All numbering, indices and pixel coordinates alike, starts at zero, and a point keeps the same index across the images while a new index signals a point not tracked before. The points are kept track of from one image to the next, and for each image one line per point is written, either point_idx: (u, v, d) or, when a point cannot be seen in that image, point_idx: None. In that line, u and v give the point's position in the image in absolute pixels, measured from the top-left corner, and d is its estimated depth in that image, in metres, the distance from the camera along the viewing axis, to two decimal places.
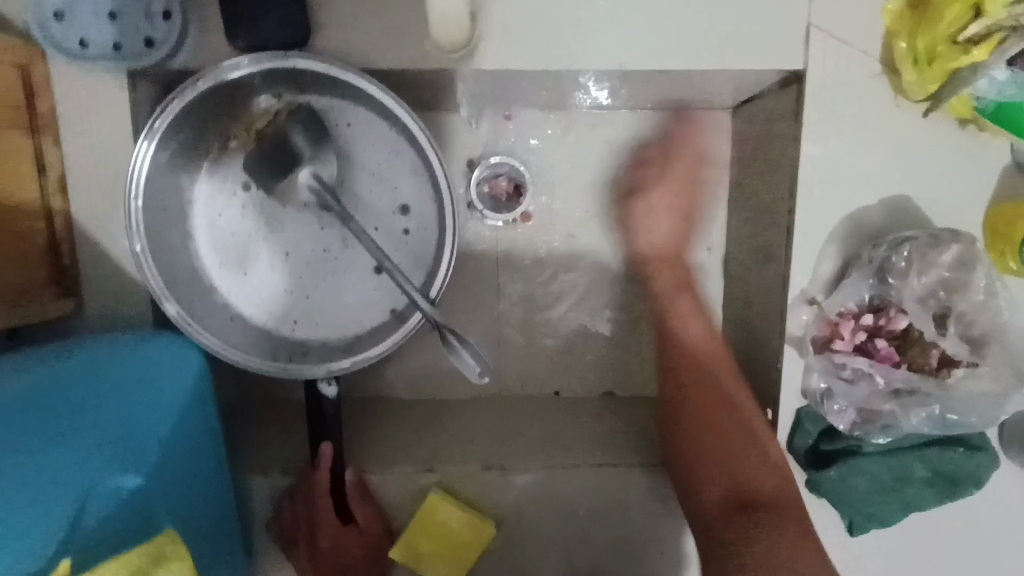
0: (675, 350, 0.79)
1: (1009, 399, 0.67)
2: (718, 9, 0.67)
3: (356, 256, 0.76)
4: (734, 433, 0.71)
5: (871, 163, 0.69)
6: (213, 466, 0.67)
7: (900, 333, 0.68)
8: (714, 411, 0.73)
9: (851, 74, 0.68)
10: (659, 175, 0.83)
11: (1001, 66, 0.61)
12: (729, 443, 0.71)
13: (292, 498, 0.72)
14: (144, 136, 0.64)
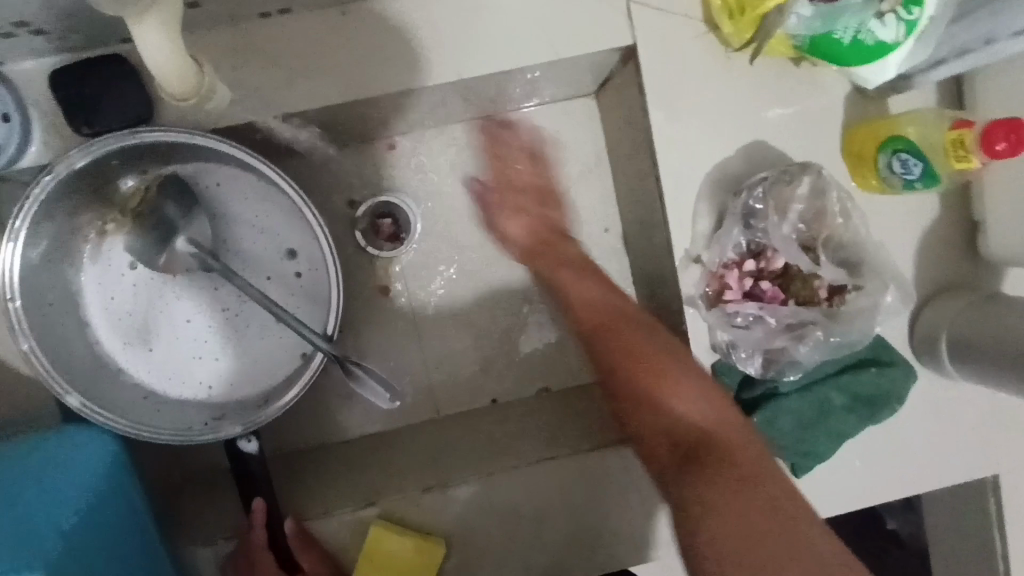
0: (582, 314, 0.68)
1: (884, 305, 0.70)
2: (539, 4, 0.70)
3: (255, 310, 0.78)
4: (670, 388, 0.62)
5: (720, 117, 0.72)
6: (130, 565, 0.64)
7: (779, 271, 0.71)
8: (645, 357, 0.63)
9: (680, 38, 0.71)
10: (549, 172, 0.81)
11: (803, 2, 0.62)
12: (664, 403, 0.61)
13: (238, 563, 0.72)
14: (8, 239, 0.64)
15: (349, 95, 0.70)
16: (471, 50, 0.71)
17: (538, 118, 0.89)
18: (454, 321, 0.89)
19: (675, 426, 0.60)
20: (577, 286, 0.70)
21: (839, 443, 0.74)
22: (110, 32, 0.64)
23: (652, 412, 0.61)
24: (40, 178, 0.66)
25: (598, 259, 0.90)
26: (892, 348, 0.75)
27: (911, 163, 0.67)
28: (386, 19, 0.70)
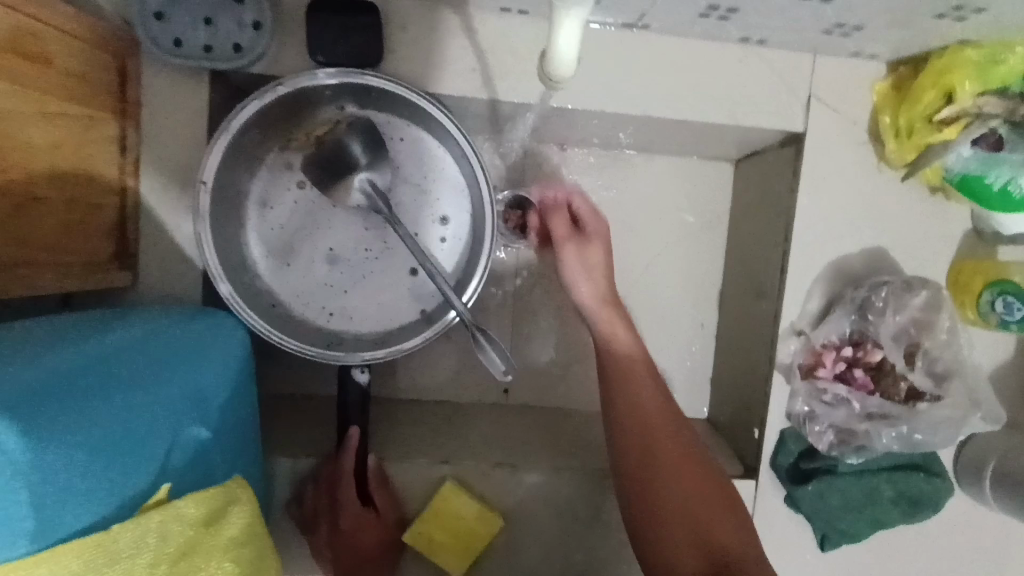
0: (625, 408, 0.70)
1: (965, 424, 0.77)
2: (733, 74, 0.78)
3: (394, 258, 0.83)
4: (698, 507, 0.63)
5: (854, 217, 0.80)
6: (252, 444, 0.69)
7: (875, 365, 0.78)
8: (675, 470, 0.65)
9: (843, 140, 0.79)
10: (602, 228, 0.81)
11: (966, 145, 0.72)
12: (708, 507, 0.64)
13: (316, 485, 0.76)
14: (221, 131, 0.69)
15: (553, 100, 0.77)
16: (665, 94, 0.78)
17: (678, 167, 0.97)
18: (547, 324, 0.96)
19: (702, 518, 0.63)
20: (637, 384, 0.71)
21: (873, 531, 0.81)
22: None
23: (683, 498, 0.64)
24: (264, 86, 0.71)
25: (691, 308, 0.99)
26: (937, 459, 0.83)
27: (1015, 305, 0.76)
28: (605, 44, 0.77)
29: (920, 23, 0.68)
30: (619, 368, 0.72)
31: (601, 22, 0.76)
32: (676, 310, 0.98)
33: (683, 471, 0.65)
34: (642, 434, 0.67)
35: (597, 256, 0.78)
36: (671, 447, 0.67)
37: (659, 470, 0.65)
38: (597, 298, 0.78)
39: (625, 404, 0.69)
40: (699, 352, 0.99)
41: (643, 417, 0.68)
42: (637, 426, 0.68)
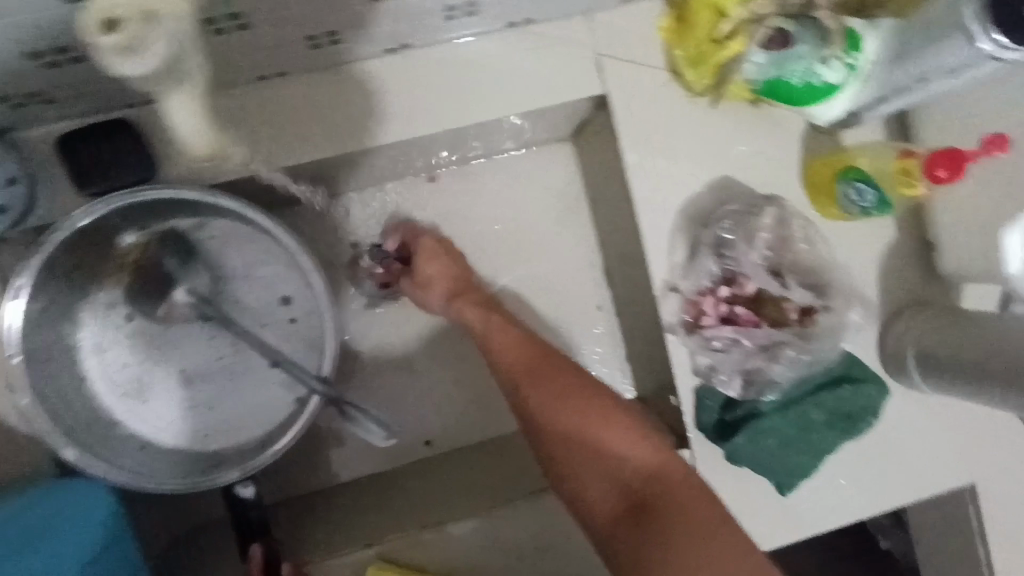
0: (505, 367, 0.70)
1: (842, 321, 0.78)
2: (515, 60, 0.76)
3: (248, 358, 0.79)
4: (611, 467, 0.62)
5: (687, 156, 0.77)
6: None
7: (751, 296, 0.76)
8: (576, 432, 0.63)
9: (647, 86, 0.76)
10: (432, 240, 0.84)
11: (756, 51, 0.69)
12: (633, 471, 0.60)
13: None
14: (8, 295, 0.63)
15: (336, 147, 0.74)
16: (454, 104, 0.76)
17: (520, 161, 0.94)
18: (445, 361, 0.92)
19: (616, 473, 0.61)
20: (502, 347, 0.71)
21: (820, 457, 0.78)
22: (114, 100, 0.68)
23: (597, 463, 0.62)
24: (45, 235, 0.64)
25: (582, 294, 0.95)
26: (861, 364, 0.79)
27: (865, 192, 0.72)
28: (376, 76, 0.74)
29: None
30: (491, 344, 0.72)
31: (362, 56, 0.73)
32: (569, 301, 0.95)
33: (589, 435, 0.63)
34: (540, 404, 0.65)
35: (434, 264, 0.82)
36: (572, 415, 0.64)
37: (567, 438, 0.63)
38: (445, 291, 0.81)
39: (520, 380, 0.68)
40: (608, 334, 0.96)
41: (545, 388, 0.66)
42: (541, 398, 0.66)
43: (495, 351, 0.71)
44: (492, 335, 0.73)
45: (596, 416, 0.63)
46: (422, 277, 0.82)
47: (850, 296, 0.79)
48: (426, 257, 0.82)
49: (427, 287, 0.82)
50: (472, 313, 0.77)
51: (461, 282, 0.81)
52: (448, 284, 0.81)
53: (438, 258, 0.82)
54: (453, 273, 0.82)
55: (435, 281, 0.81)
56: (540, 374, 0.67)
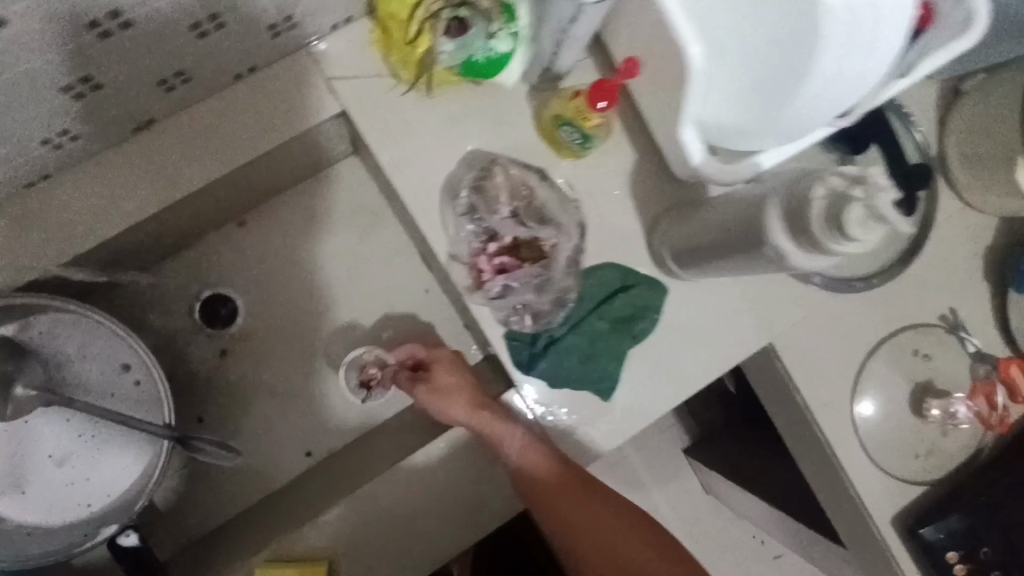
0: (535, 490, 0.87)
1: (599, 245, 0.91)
2: (254, 102, 0.84)
3: (107, 426, 0.87)
4: (584, 530, 0.88)
5: (431, 141, 0.87)
6: None
7: (510, 245, 0.90)
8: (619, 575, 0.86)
9: (376, 93, 0.86)
10: (444, 359, 0.95)
11: (443, 41, 0.79)
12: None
13: None
14: None
15: (108, 228, 0.81)
16: (211, 154, 0.83)
17: (317, 186, 1.04)
18: (303, 378, 1.03)
19: None
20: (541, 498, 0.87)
21: (622, 361, 0.90)
22: None
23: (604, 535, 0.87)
24: None
25: (408, 284, 1.06)
26: (636, 273, 0.92)
27: (573, 130, 0.85)
28: (131, 156, 0.82)
29: None
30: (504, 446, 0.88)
31: (113, 140, 0.81)
32: (397, 294, 1.06)
33: (565, 514, 0.88)
34: (537, 482, 0.86)
35: (448, 374, 0.93)
36: (571, 506, 0.87)
37: (553, 518, 0.88)
38: (467, 409, 0.90)
39: (519, 474, 0.87)
40: (442, 312, 1.07)
41: (550, 469, 0.86)
42: (544, 481, 0.86)
43: (523, 475, 0.87)
44: (499, 434, 0.88)
45: (578, 498, 0.87)
46: (440, 386, 0.92)
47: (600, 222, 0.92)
48: (443, 376, 0.93)
49: (450, 403, 0.91)
50: (498, 421, 0.89)
51: (479, 395, 0.91)
52: (466, 396, 0.91)
53: (453, 376, 0.93)
54: (467, 383, 0.92)
55: (450, 391, 0.91)
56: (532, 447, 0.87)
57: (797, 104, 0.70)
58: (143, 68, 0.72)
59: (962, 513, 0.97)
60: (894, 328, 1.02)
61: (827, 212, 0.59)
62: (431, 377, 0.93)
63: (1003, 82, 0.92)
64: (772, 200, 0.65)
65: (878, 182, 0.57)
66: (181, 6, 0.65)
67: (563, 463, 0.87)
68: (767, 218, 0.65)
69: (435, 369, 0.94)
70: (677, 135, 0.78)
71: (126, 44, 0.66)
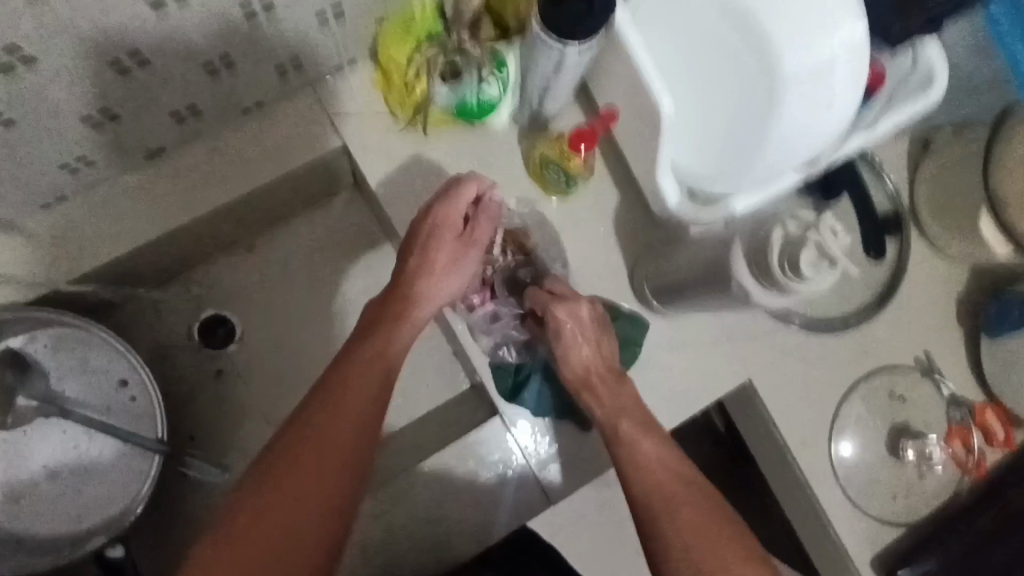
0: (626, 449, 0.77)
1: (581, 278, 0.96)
2: (264, 136, 0.90)
3: (101, 439, 0.89)
4: (671, 490, 0.73)
5: (425, 177, 0.93)
6: None
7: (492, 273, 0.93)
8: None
9: (375, 130, 0.92)
10: (571, 303, 0.85)
11: (438, 85, 0.87)
12: (369, 338, 0.76)
13: None
14: None
15: (116, 249, 0.86)
16: (222, 182, 0.89)
17: (318, 214, 1.09)
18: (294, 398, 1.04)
19: None
20: (629, 456, 0.77)
21: None
22: None
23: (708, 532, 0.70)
24: None
25: None
26: (618, 306, 0.96)
27: (558, 171, 0.92)
28: (143, 181, 0.88)
29: (320, 33, 0.82)
30: (607, 404, 0.81)
31: (129, 169, 0.87)
32: None
33: (650, 467, 0.75)
34: (633, 436, 0.77)
35: (580, 322, 0.84)
36: (659, 468, 0.75)
37: (645, 488, 0.74)
38: (578, 369, 0.83)
39: (609, 421, 0.79)
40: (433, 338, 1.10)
41: (635, 419, 0.79)
42: (635, 432, 0.78)
43: (619, 430, 0.78)
44: (596, 392, 0.82)
45: (667, 460, 0.76)
46: (563, 336, 0.84)
47: (585, 257, 0.97)
48: (572, 329, 0.83)
49: (573, 354, 0.83)
50: (608, 394, 0.81)
51: (605, 364, 0.83)
52: (592, 360, 0.83)
53: (581, 330, 0.84)
54: (596, 342, 0.84)
55: (575, 349, 0.83)
56: (615, 394, 0.81)
57: (764, 155, 0.78)
58: (159, 101, 0.78)
59: (940, 557, 0.98)
60: (870, 369, 1.05)
61: (785, 255, 0.64)
62: (562, 319, 0.84)
63: (971, 139, 0.97)
64: (739, 242, 0.70)
65: (829, 228, 0.63)
66: (191, 46, 0.72)
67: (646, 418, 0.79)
68: (732, 257, 0.69)
69: (563, 313, 0.84)
70: (656, 184, 0.83)
71: (143, 79, 0.73)
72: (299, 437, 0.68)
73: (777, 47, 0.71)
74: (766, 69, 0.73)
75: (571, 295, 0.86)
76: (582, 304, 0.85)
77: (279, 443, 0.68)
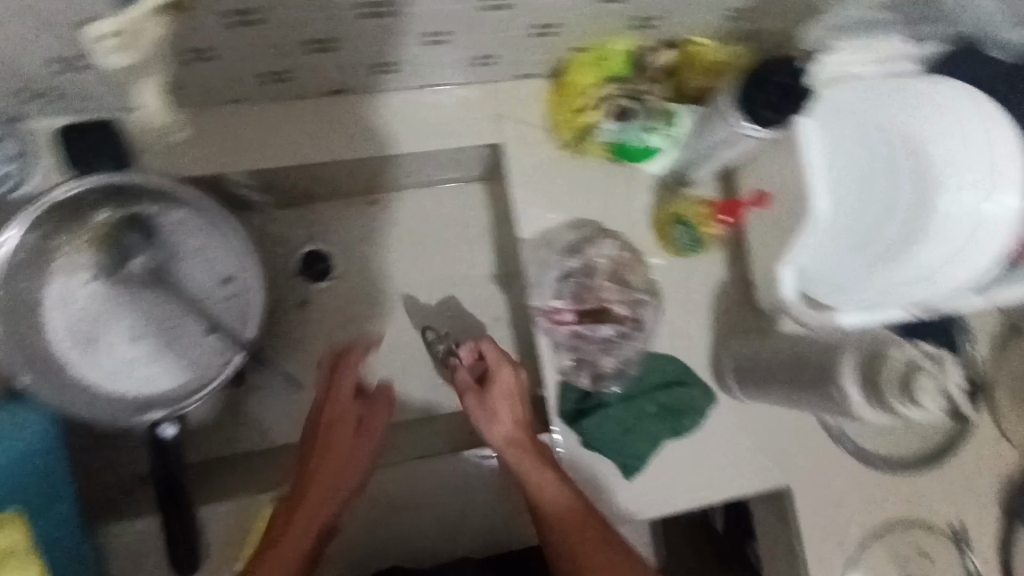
0: (560, 529, 0.80)
1: (670, 335, 0.99)
2: (434, 113, 0.98)
3: (188, 323, 0.94)
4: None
5: (561, 196, 0.98)
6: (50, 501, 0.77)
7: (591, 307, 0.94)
8: None
9: (533, 139, 0.99)
10: (504, 368, 0.88)
11: (608, 121, 0.92)
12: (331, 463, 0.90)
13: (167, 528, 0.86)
14: (10, 226, 0.82)
15: (274, 162, 0.93)
16: (387, 138, 0.97)
17: (440, 192, 1.14)
18: (360, 351, 1.07)
19: None
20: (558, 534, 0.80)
21: (650, 445, 0.96)
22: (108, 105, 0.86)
23: None
24: (42, 194, 0.83)
25: (482, 304, 1.13)
26: (693, 372, 0.99)
27: (686, 231, 0.95)
28: (320, 111, 0.95)
29: (530, 41, 0.87)
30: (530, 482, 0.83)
31: (312, 94, 0.93)
32: (470, 311, 1.12)
33: (581, 548, 0.78)
34: (573, 544, 0.79)
35: (505, 400, 0.86)
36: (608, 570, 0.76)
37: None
38: (508, 431, 0.85)
39: (531, 494, 0.82)
40: (503, 341, 1.13)
41: (570, 527, 0.80)
42: (578, 542, 0.79)
43: (543, 498, 0.82)
44: (529, 475, 0.83)
45: (613, 555, 0.77)
46: (488, 408, 0.86)
47: (679, 317, 1.00)
48: (492, 399, 0.86)
49: (489, 425, 0.85)
50: (535, 465, 0.83)
51: (523, 417, 0.87)
52: (513, 425, 0.85)
53: (505, 398, 0.86)
54: (513, 419, 0.86)
55: (501, 425, 0.85)
56: (554, 497, 0.82)
57: (893, 274, 0.82)
58: (372, 51, 0.84)
59: None
60: (904, 518, 1.05)
61: (901, 376, 0.68)
62: (488, 400, 0.86)
63: None
64: (847, 352, 0.75)
65: (943, 371, 0.68)
66: (431, 16, 0.77)
67: (583, 515, 0.81)
68: (842, 363, 0.74)
69: (492, 389, 0.86)
70: (773, 274, 0.90)
71: (377, 29, 0.78)
72: (286, 527, 0.85)
73: (942, 189, 0.78)
74: (922, 205, 0.80)
75: (491, 360, 0.88)
76: (507, 370, 0.87)
77: (280, 520, 0.86)
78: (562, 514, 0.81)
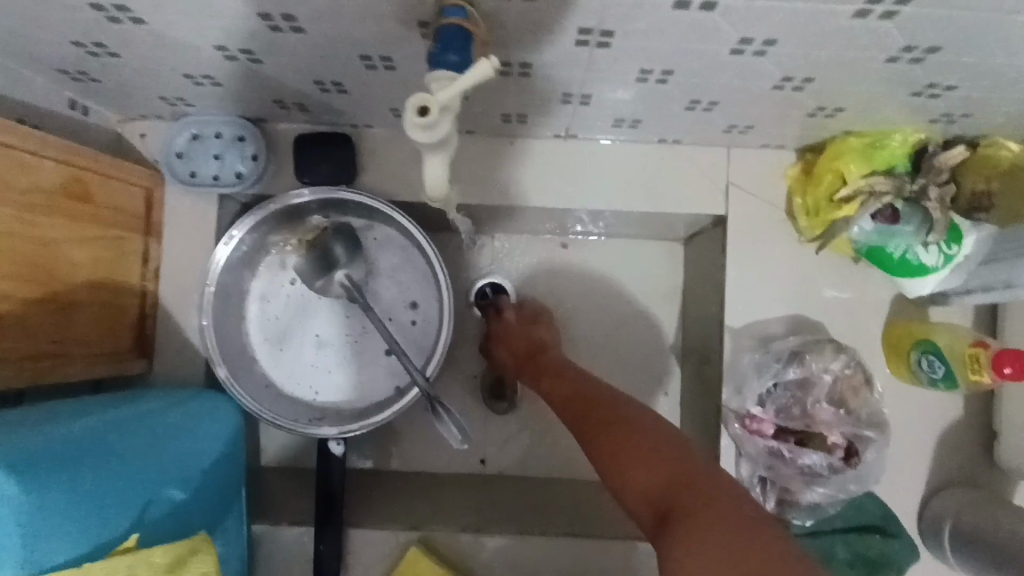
0: (573, 412, 0.72)
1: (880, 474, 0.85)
2: (658, 172, 0.90)
3: (371, 340, 0.95)
4: (603, 449, 0.64)
5: (782, 288, 0.87)
6: (224, 508, 0.77)
7: (798, 429, 0.82)
8: (624, 457, 0.62)
9: (763, 220, 0.88)
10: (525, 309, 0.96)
11: (865, 219, 0.79)
12: None
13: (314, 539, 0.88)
14: (237, 225, 0.85)
15: (486, 198, 0.90)
16: (603, 188, 0.90)
17: (632, 247, 1.06)
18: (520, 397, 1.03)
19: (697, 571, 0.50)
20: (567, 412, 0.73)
21: None
22: (346, 119, 0.86)
23: (628, 456, 0.62)
24: (272, 198, 0.86)
25: (652, 374, 1.05)
26: (900, 523, 0.84)
27: (936, 364, 0.79)
28: (543, 151, 0.90)
29: (800, 120, 0.76)
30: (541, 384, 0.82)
31: (536, 135, 0.89)
32: (639, 378, 1.04)
33: (592, 424, 0.68)
34: (613, 445, 0.64)
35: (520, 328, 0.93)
36: (646, 476, 0.59)
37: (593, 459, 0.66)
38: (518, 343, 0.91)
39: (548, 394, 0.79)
40: (667, 419, 1.04)
41: (606, 434, 0.65)
42: (612, 446, 0.64)
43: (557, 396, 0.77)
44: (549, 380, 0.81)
45: (653, 459, 0.60)
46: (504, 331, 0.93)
47: (894, 453, 0.86)
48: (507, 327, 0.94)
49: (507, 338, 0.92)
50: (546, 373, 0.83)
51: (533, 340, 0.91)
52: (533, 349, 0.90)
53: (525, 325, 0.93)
54: (527, 340, 0.90)
55: (510, 340, 0.92)
56: (596, 413, 0.69)
57: None
58: (621, 110, 0.77)
59: None
60: None
61: None
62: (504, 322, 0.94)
63: None
64: None
65: None
66: (707, 86, 0.68)
67: (627, 423, 0.65)
68: None
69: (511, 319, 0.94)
70: None
71: (643, 91, 0.70)
72: None
73: None
74: None
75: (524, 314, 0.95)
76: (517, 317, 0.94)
77: None
78: (602, 425, 0.67)
